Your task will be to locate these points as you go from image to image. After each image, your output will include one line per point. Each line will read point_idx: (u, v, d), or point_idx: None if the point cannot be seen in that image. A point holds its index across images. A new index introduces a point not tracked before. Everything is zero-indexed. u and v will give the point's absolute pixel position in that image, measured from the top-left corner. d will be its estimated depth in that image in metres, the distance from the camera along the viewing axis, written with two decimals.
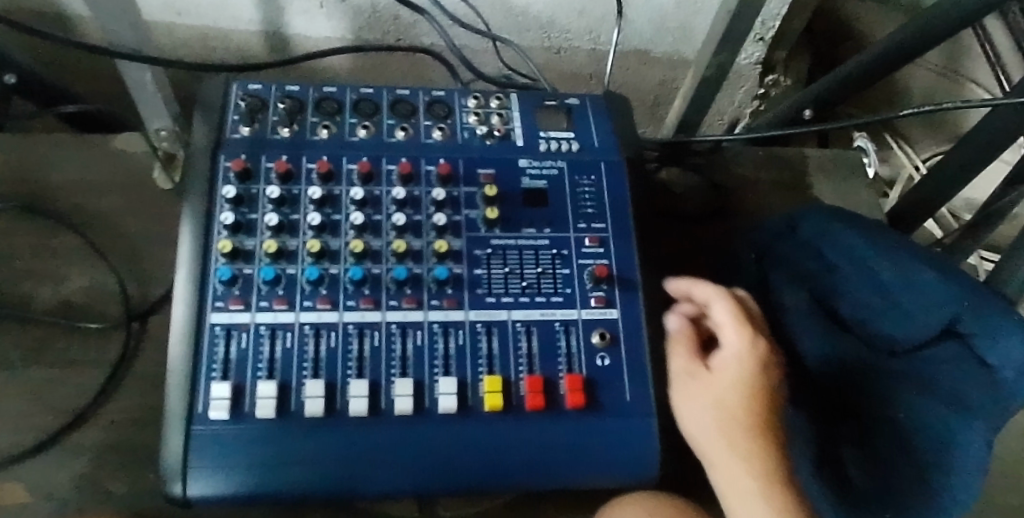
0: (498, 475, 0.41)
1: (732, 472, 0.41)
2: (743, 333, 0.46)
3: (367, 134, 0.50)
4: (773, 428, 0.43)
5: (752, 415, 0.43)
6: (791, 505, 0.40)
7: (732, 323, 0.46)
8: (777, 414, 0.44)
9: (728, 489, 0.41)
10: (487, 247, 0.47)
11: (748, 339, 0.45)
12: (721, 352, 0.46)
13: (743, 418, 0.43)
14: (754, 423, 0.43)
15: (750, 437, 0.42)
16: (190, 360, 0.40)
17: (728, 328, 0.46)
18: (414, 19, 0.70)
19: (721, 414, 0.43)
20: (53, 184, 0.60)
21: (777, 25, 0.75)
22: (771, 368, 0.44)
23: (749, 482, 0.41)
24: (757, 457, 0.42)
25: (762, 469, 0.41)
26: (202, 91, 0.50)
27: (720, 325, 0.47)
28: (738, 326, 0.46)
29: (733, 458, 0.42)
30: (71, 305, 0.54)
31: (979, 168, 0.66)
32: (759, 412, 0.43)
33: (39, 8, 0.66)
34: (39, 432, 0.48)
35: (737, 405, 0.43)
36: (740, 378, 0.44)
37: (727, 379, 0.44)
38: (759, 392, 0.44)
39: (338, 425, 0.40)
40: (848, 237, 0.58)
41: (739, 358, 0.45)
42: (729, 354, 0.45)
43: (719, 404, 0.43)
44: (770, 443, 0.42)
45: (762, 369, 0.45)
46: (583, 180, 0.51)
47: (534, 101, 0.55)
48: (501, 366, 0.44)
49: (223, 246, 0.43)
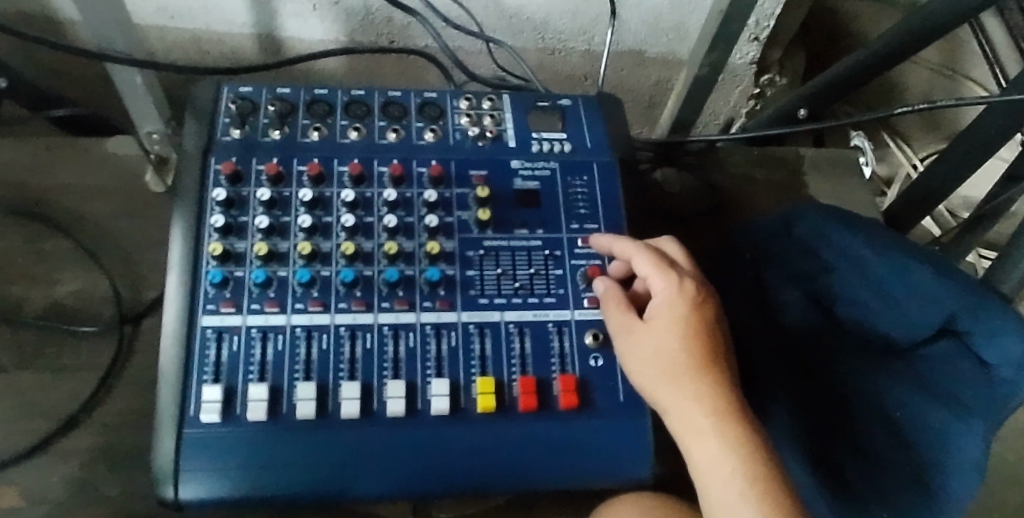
0: (491, 477, 0.41)
1: (685, 416, 0.39)
2: (666, 274, 0.43)
3: (358, 136, 0.50)
4: (718, 364, 0.41)
5: (695, 354, 0.40)
6: (744, 440, 0.38)
7: (653, 267, 0.43)
8: (719, 352, 0.41)
9: (683, 432, 0.39)
10: (479, 249, 0.47)
11: (675, 282, 0.43)
12: (653, 299, 0.43)
13: (685, 360, 0.40)
14: (698, 362, 0.40)
15: (697, 378, 0.40)
16: (181, 363, 0.40)
17: (654, 272, 0.43)
18: (407, 21, 0.70)
19: (664, 362, 0.40)
20: (46, 188, 0.60)
21: (772, 24, 0.74)
22: (702, 307, 0.42)
23: (704, 422, 0.39)
24: (706, 396, 0.39)
25: (713, 406, 0.39)
26: (192, 94, 0.49)
27: (644, 271, 0.43)
28: (658, 268, 0.43)
29: (682, 403, 0.39)
30: (64, 310, 0.54)
31: (975, 166, 0.66)
32: (701, 349, 0.41)
33: (32, 12, 0.66)
34: (32, 436, 0.48)
35: (677, 348, 0.40)
36: (676, 320, 0.41)
37: (663, 325, 0.41)
38: (697, 331, 0.41)
39: (330, 427, 0.40)
40: (843, 236, 0.58)
41: (670, 303, 0.42)
42: (660, 299, 0.42)
43: (659, 353, 0.41)
44: (715, 382, 0.40)
45: (695, 307, 0.42)
46: (576, 181, 0.51)
47: (526, 101, 0.55)
48: (494, 367, 0.44)
49: (214, 249, 0.43)
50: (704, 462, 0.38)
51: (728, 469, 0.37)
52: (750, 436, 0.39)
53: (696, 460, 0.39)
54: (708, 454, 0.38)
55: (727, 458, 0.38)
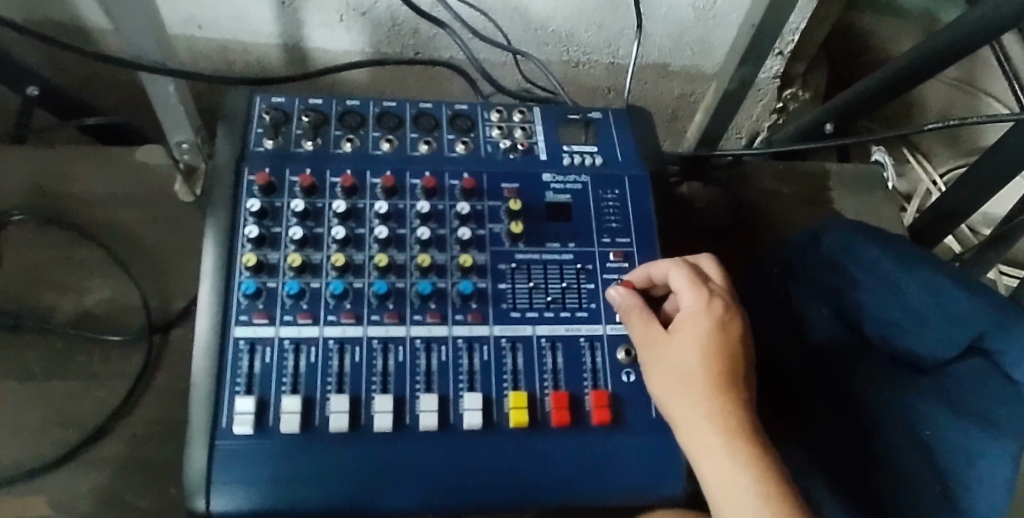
0: (519, 490, 0.41)
1: (697, 432, 0.38)
2: (697, 292, 0.43)
3: (390, 147, 0.50)
4: (738, 383, 0.40)
5: (716, 370, 0.40)
6: (756, 460, 0.37)
7: (685, 283, 0.43)
8: (741, 373, 0.41)
9: (692, 448, 0.39)
10: (511, 262, 0.47)
11: (703, 301, 0.42)
12: (682, 315, 0.43)
13: (704, 374, 0.40)
14: (717, 379, 0.40)
15: (714, 393, 0.39)
16: (213, 373, 0.40)
17: (686, 288, 0.43)
18: (433, 33, 0.71)
19: (682, 376, 0.40)
20: (74, 196, 0.60)
21: (796, 39, 0.74)
22: (727, 326, 0.42)
23: (714, 437, 0.38)
24: (721, 413, 0.39)
25: (727, 423, 0.38)
26: (226, 104, 0.50)
27: (678, 286, 0.44)
28: (689, 283, 0.43)
29: (695, 418, 0.39)
30: (93, 318, 0.54)
31: (1003, 186, 0.66)
32: (722, 366, 0.40)
33: (62, 20, 0.67)
34: (60, 445, 0.48)
35: (696, 363, 0.40)
36: (699, 335, 0.41)
37: (687, 338, 0.41)
38: (720, 348, 0.41)
39: (364, 439, 0.40)
40: (872, 254, 0.57)
41: (696, 319, 0.42)
42: (686, 316, 0.43)
43: (678, 366, 0.40)
44: (733, 400, 0.39)
45: (723, 327, 0.42)
46: (607, 195, 0.51)
47: (556, 115, 0.55)
48: (527, 382, 0.43)
49: (248, 260, 0.43)
50: (713, 479, 0.37)
51: (739, 489, 0.36)
52: (764, 457, 0.38)
53: (706, 476, 0.38)
54: (720, 470, 0.37)
55: (739, 476, 0.37)
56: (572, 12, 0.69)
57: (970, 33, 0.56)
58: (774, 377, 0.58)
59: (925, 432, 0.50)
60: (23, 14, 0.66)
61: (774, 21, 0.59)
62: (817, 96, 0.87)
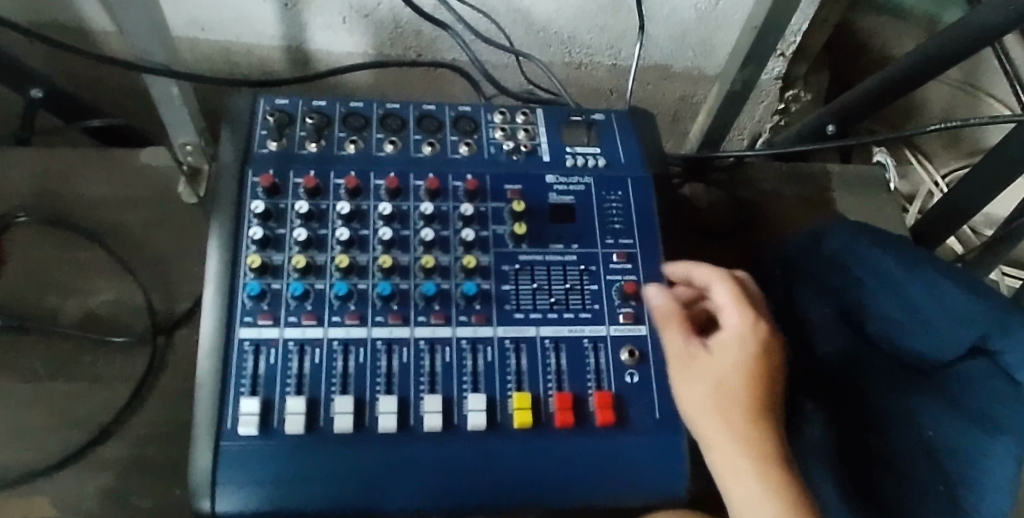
0: (524, 489, 0.41)
1: (730, 452, 0.40)
2: (744, 313, 0.44)
3: (394, 149, 0.50)
4: (772, 409, 0.41)
5: (755, 394, 0.41)
6: (784, 487, 0.39)
7: (734, 300, 0.45)
8: (776, 400, 0.42)
9: (722, 468, 0.40)
10: (515, 263, 0.47)
11: (750, 322, 0.44)
12: (723, 330, 0.44)
13: (743, 396, 0.41)
14: (755, 403, 0.41)
15: (751, 416, 0.40)
16: (217, 375, 0.40)
17: (732, 305, 0.45)
18: (436, 34, 0.71)
19: (719, 390, 0.41)
20: (78, 198, 0.60)
21: (798, 40, 0.74)
22: (770, 350, 0.43)
23: (746, 460, 0.39)
24: (755, 437, 0.40)
25: (760, 449, 0.40)
26: (230, 106, 0.50)
27: (722, 301, 0.45)
28: (739, 300, 0.45)
29: (729, 440, 0.40)
30: (97, 320, 0.54)
31: (1005, 187, 0.66)
32: (760, 390, 0.41)
33: (66, 22, 0.67)
34: (64, 446, 0.48)
35: (738, 384, 0.41)
36: (742, 356, 0.42)
37: (728, 354, 0.42)
38: (759, 367, 0.42)
39: (369, 441, 0.40)
40: (874, 254, 0.57)
41: (739, 339, 0.43)
42: (729, 334, 0.43)
43: (717, 383, 0.41)
44: (767, 425, 0.41)
45: (764, 348, 0.43)
46: (610, 196, 0.51)
47: (559, 116, 0.55)
48: (531, 383, 0.43)
49: (252, 261, 0.43)
50: (740, 502, 0.39)
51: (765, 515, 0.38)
52: (793, 486, 0.39)
53: (733, 498, 0.39)
54: (748, 494, 0.39)
55: (766, 502, 0.38)
56: (574, 13, 0.69)
57: (972, 35, 0.56)
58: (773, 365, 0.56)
59: (927, 432, 0.50)
60: (26, 15, 0.66)
61: (776, 23, 0.59)
62: (819, 97, 0.87)
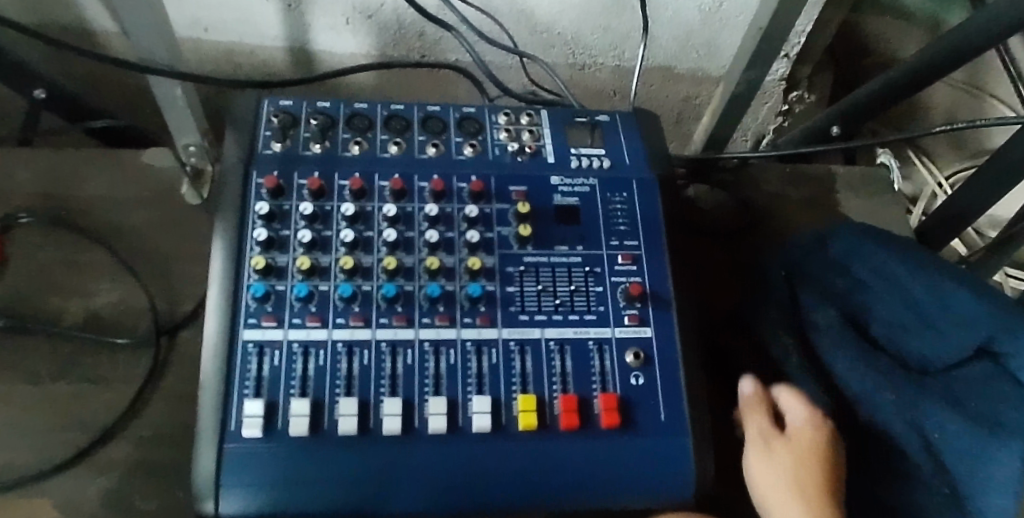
0: (530, 491, 0.41)
1: None
2: (808, 410, 0.46)
3: (399, 150, 0.50)
4: (836, 504, 0.42)
5: (818, 488, 0.42)
6: None
7: (794, 397, 0.47)
8: (837, 494, 0.43)
9: None
10: (519, 264, 0.47)
11: (814, 418, 0.45)
12: (789, 425, 0.46)
13: (807, 490, 0.42)
14: (817, 498, 0.42)
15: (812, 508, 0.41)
16: (221, 376, 0.40)
17: (795, 402, 0.47)
18: (439, 36, 0.71)
19: (795, 475, 0.43)
20: (81, 199, 0.60)
21: (802, 41, 0.74)
22: (834, 447, 0.44)
23: None
24: None
25: None
26: (235, 107, 0.50)
27: (786, 400, 0.48)
28: (800, 397, 0.47)
29: None
30: (100, 321, 0.54)
31: (1010, 188, 0.65)
32: (824, 486, 0.42)
33: (69, 22, 0.67)
34: (67, 448, 0.48)
35: (801, 478, 0.43)
36: (807, 450, 0.44)
37: (795, 447, 0.44)
38: (827, 454, 0.44)
39: (373, 443, 0.40)
40: (879, 255, 0.57)
41: (803, 434, 0.45)
42: (795, 429, 0.45)
43: (782, 479, 0.43)
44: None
45: (831, 444, 0.45)
46: (615, 197, 0.51)
47: (564, 118, 0.55)
48: (535, 385, 0.43)
49: (256, 262, 0.43)
50: None
51: None
52: None
53: None
54: None
55: None
56: (577, 14, 0.69)
57: (975, 37, 0.56)
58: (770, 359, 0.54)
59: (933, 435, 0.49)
60: (29, 16, 0.66)
61: (780, 24, 0.59)
62: (823, 98, 0.87)
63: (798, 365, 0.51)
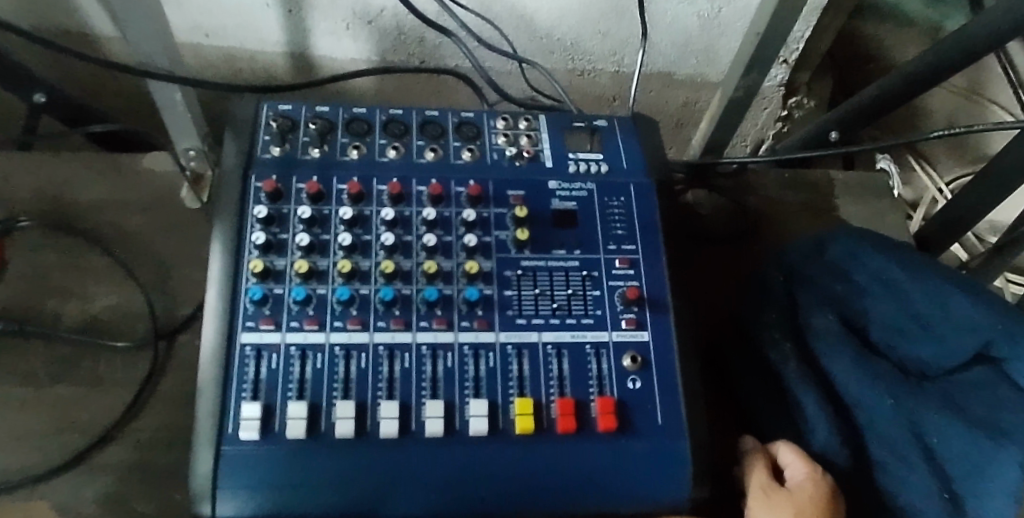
0: (528, 493, 0.41)
1: None
2: (807, 465, 0.44)
3: (397, 154, 0.50)
4: None
5: None
6: None
7: (795, 454, 0.45)
8: None
9: None
10: (517, 268, 0.47)
11: (812, 472, 0.43)
12: (790, 484, 0.44)
13: None
14: None
15: None
16: (220, 378, 0.40)
17: (796, 461, 0.45)
18: (439, 41, 0.71)
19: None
20: (81, 203, 0.61)
21: (799, 48, 0.75)
22: (831, 498, 0.42)
23: None
24: None
25: None
26: (235, 111, 0.50)
27: (787, 459, 0.46)
28: (800, 454, 0.45)
29: None
30: (99, 324, 0.54)
31: (1008, 193, 0.65)
32: None
33: (69, 27, 0.67)
34: (63, 451, 0.48)
35: None
36: (802, 499, 0.41)
37: (791, 496, 0.42)
38: (827, 506, 0.41)
39: (369, 447, 0.40)
40: (876, 261, 0.57)
41: (799, 485, 0.43)
42: (793, 483, 0.43)
43: None
44: None
45: (833, 498, 0.42)
46: (612, 202, 0.51)
47: (562, 123, 0.55)
48: (532, 388, 0.43)
49: (255, 266, 0.43)
50: None
51: None
52: None
53: None
54: None
55: None
56: (576, 20, 0.70)
57: (970, 42, 0.56)
58: (763, 364, 0.53)
59: (932, 440, 0.49)
60: (30, 21, 0.67)
61: (776, 29, 0.60)
62: (822, 104, 0.87)
63: (797, 369, 0.51)
